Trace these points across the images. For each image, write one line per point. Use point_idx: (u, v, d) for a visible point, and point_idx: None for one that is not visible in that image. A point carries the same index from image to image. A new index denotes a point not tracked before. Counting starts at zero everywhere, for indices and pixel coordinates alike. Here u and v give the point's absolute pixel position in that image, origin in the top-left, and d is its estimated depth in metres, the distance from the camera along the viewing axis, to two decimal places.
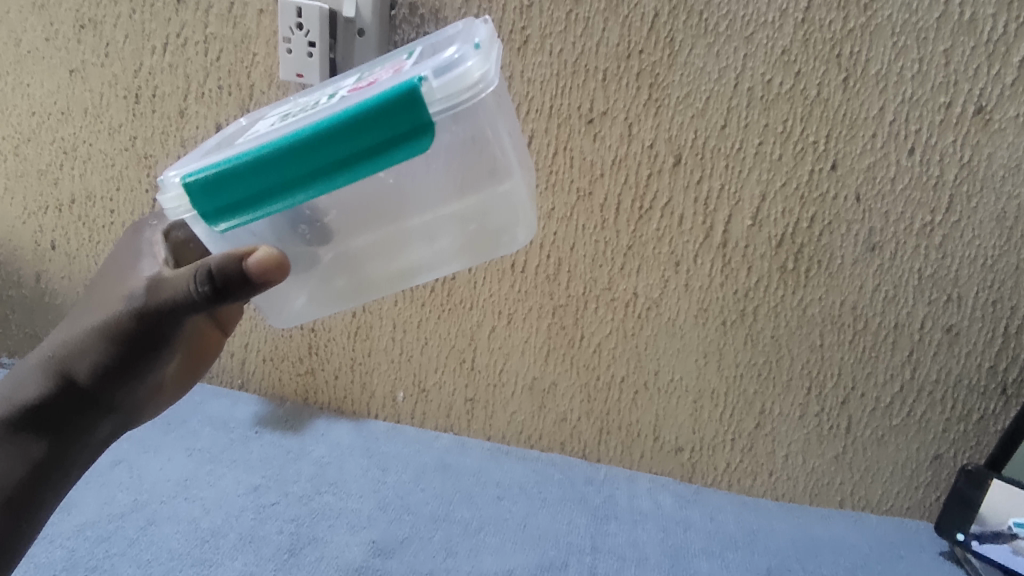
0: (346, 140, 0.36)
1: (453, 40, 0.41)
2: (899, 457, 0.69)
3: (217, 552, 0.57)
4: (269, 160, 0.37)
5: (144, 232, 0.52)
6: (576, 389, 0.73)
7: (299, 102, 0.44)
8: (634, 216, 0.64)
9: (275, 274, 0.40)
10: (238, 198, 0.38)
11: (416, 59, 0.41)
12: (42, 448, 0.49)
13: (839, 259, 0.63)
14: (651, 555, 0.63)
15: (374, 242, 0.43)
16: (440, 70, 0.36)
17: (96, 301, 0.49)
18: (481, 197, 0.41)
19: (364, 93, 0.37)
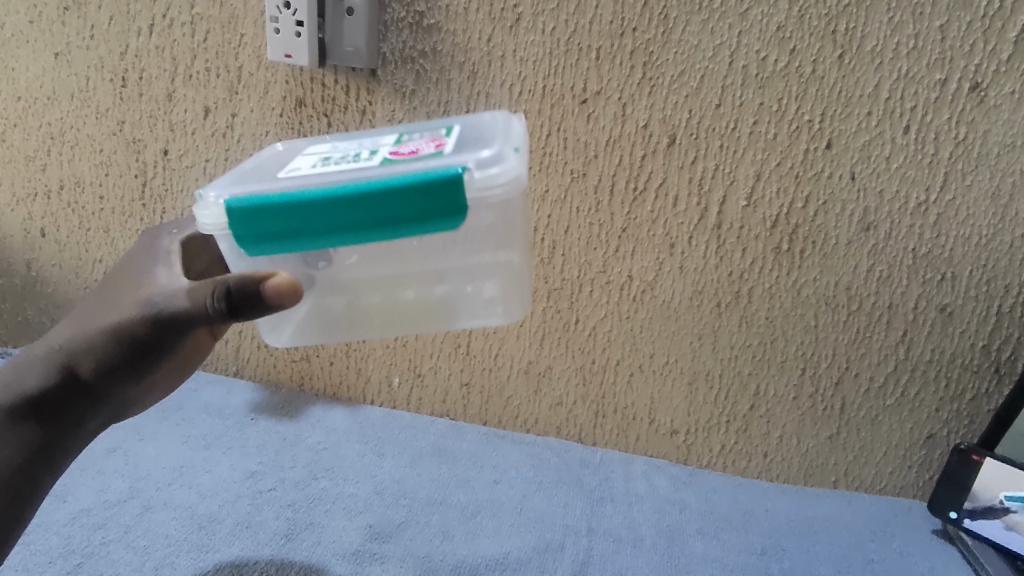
0: (384, 206, 0.39)
1: (495, 133, 0.45)
2: (892, 437, 0.69)
3: (214, 537, 0.57)
4: (309, 207, 0.39)
5: (161, 240, 0.52)
6: (572, 372, 0.73)
7: (336, 147, 0.46)
8: (628, 198, 0.64)
9: (290, 300, 0.40)
10: (271, 232, 0.40)
11: (457, 140, 0.45)
12: (35, 438, 0.49)
13: (833, 239, 0.63)
14: (647, 536, 0.63)
15: (377, 287, 0.44)
16: (484, 163, 0.40)
17: (104, 303, 0.50)
18: (487, 267, 0.44)
19: (410, 165, 0.40)
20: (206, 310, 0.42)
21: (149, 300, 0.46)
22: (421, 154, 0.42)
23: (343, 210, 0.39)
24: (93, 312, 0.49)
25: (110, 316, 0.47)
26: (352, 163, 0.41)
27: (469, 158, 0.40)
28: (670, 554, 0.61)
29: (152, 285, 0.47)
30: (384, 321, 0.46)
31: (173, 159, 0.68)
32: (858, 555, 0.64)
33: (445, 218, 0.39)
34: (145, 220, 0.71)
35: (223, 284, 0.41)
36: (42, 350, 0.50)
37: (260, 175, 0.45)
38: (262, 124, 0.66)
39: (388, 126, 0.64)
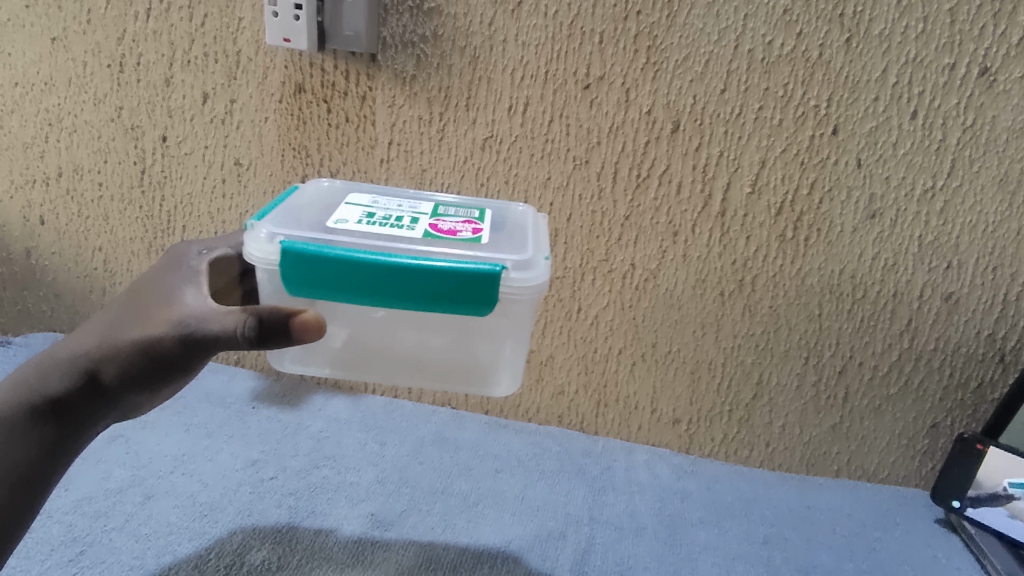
0: (423, 282, 0.43)
1: (529, 233, 0.50)
2: (896, 426, 0.70)
3: (216, 525, 0.56)
4: (357, 270, 0.43)
5: (188, 259, 0.53)
6: (574, 361, 0.72)
7: (380, 204, 0.50)
8: (632, 185, 0.63)
9: (313, 337, 0.42)
10: (316, 280, 0.43)
11: (493, 232, 0.49)
12: (44, 441, 0.47)
13: (839, 227, 0.62)
14: (649, 525, 0.63)
15: (389, 337, 0.47)
16: (521, 265, 0.44)
17: (125, 313, 0.49)
18: (494, 339, 0.47)
19: (454, 251, 0.44)
20: (232, 336, 0.43)
21: (174, 317, 0.46)
22: (459, 238, 0.46)
23: (387, 279, 0.43)
24: (112, 322, 0.49)
25: (130, 328, 0.47)
26: (397, 231, 0.46)
27: (508, 258, 0.45)
28: (672, 543, 0.61)
29: (177, 302, 0.47)
30: (385, 366, 0.48)
31: (172, 145, 0.68)
32: (860, 543, 0.64)
33: (473, 306, 0.44)
34: (145, 207, 0.71)
35: (254, 314, 0.42)
36: (59, 352, 0.50)
37: (308, 217, 0.48)
38: (261, 110, 0.65)
39: (388, 112, 0.64)
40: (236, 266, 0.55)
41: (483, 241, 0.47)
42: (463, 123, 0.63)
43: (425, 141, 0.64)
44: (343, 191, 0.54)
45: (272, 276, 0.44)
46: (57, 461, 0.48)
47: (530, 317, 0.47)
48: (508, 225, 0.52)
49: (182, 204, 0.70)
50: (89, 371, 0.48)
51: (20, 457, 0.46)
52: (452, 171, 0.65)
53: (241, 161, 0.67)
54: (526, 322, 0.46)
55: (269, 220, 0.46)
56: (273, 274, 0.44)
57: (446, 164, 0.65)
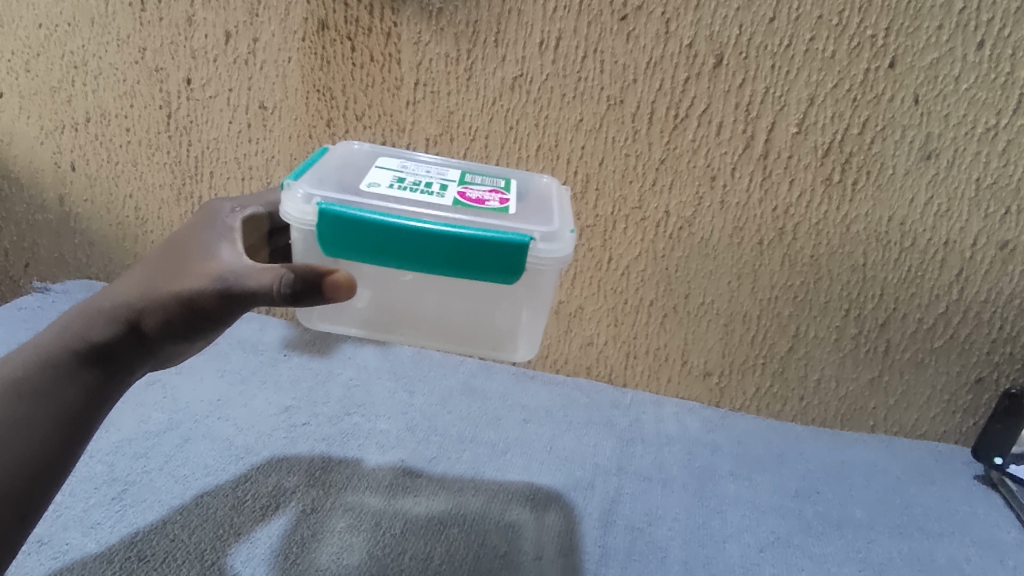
0: (453, 250, 0.42)
1: (553, 204, 0.49)
2: (938, 381, 0.68)
3: (252, 467, 0.57)
4: (389, 235, 0.42)
5: (221, 215, 0.52)
6: (603, 312, 0.71)
7: (409, 168, 0.49)
8: (669, 126, 0.61)
9: (343, 297, 0.41)
10: (349, 242, 0.43)
11: (520, 202, 0.49)
12: (89, 386, 0.47)
13: (890, 168, 0.59)
14: (678, 476, 0.63)
15: (412, 301, 0.46)
16: (548, 236, 0.44)
17: (162, 267, 0.49)
18: (515, 308, 0.46)
19: (485, 220, 0.44)
20: (267, 293, 0.42)
21: (211, 273, 0.45)
22: (487, 207, 0.45)
23: (419, 244, 0.42)
24: (148, 276, 0.49)
25: (167, 282, 0.47)
26: (427, 198, 0.45)
27: (536, 229, 0.44)
28: (702, 495, 0.60)
29: (214, 257, 0.47)
30: (408, 329, 0.47)
31: (197, 88, 0.67)
32: (895, 498, 0.63)
33: (501, 273, 0.43)
34: (172, 152, 0.70)
35: (288, 270, 0.41)
36: (96, 302, 0.49)
37: (340, 178, 0.47)
38: (285, 49, 0.63)
39: (414, 50, 0.62)
40: (265, 225, 0.54)
41: (511, 211, 0.46)
42: (491, 61, 0.61)
43: (452, 81, 0.62)
44: (369, 153, 0.53)
45: (307, 237, 0.44)
46: (99, 407, 0.48)
47: (554, 284, 0.46)
48: (532, 195, 0.51)
49: (209, 149, 0.69)
50: (127, 322, 0.48)
51: (67, 401, 0.46)
52: (480, 113, 0.63)
53: (265, 105, 0.66)
54: (550, 288, 0.46)
55: (301, 180, 0.45)
56: (308, 234, 0.44)
57: (473, 106, 0.63)
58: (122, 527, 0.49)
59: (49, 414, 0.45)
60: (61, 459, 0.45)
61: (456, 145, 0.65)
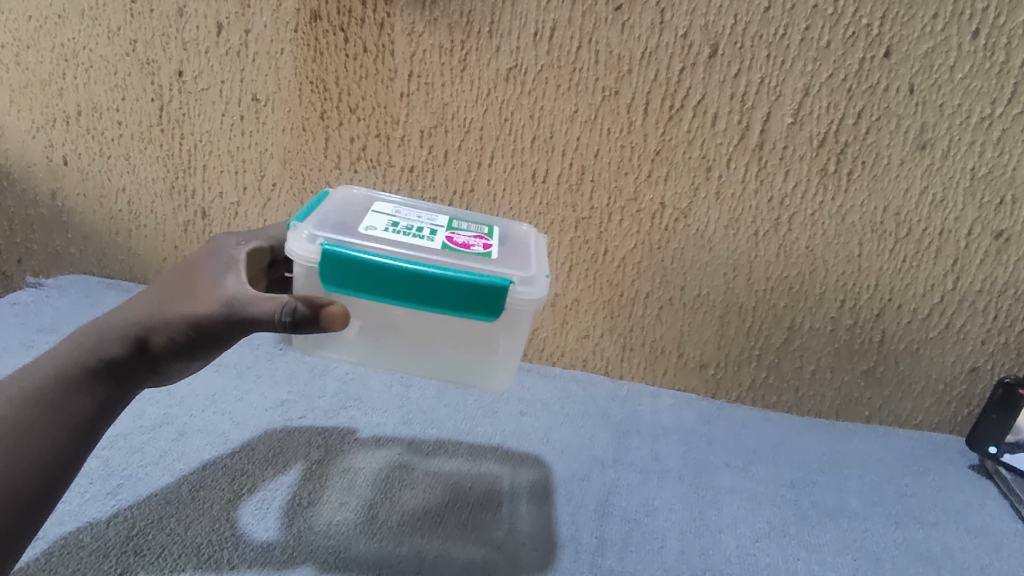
0: (438, 291, 0.45)
1: (531, 251, 0.52)
2: (933, 371, 0.68)
3: (249, 461, 0.57)
4: (380, 274, 0.45)
5: (228, 247, 0.54)
6: (600, 305, 0.70)
7: (402, 213, 0.52)
8: (664, 117, 0.60)
9: (337, 327, 0.44)
10: (343, 280, 0.45)
11: (501, 248, 0.51)
12: (97, 399, 0.47)
13: (885, 159, 0.59)
14: (674, 467, 0.63)
15: (396, 333, 0.48)
16: (526, 280, 0.46)
17: (169, 293, 0.50)
18: (493, 345, 0.48)
19: (468, 264, 0.46)
20: (273, 321, 0.44)
21: (219, 299, 0.46)
22: (472, 252, 0.48)
23: (408, 283, 0.45)
24: (156, 301, 0.50)
25: (175, 306, 0.48)
26: (418, 241, 0.48)
27: (514, 273, 0.46)
28: (698, 486, 0.61)
29: (219, 284, 0.48)
30: (389, 359, 0.49)
31: (189, 80, 0.66)
32: (890, 488, 0.63)
33: (484, 312, 0.45)
34: (165, 145, 0.70)
35: (293, 300, 0.44)
36: (98, 322, 0.50)
37: (340, 219, 0.50)
38: (277, 41, 0.63)
39: (408, 41, 0.61)
40: (266, 256, 0.56)
41: (494, 255, 0.49)
42: (485, 52, 0.60)
43: (446, 72, 0.62)
44: (366, 195, 0.56)
45: (309, 273, 0.46)
46: (106, 419, 0.48)
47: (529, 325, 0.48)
48: (513, 242, 0.54)
49: (202, 142, 0.69)
50: (127, 342, 0.48)
51: (74, 409, 0.46)
52: (474, 105, 0.63)
53: (258, 97, 0.66)
54: (526, 328, 0.48)
55: (305, 221, 0.48)
56: (310, 270, 0.46)
57: (468, 97, 0.63)
58: (118, 522, 0.48)
59: (50, 410, 0.45)
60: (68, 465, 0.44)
61: (450, 137, 0.64)
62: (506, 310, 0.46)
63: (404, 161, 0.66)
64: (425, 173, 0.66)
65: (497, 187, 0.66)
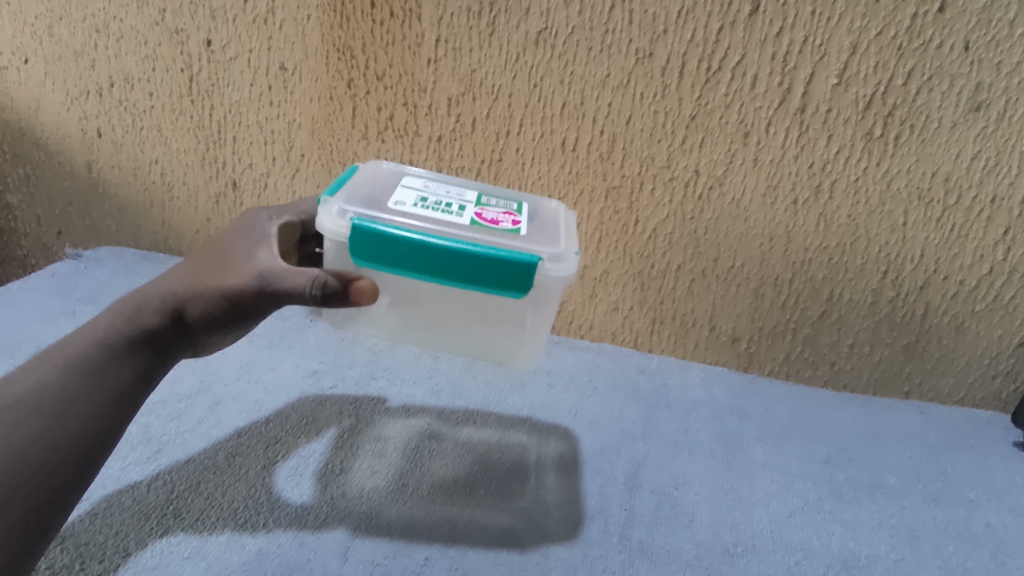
0: (466, 267, 0.44)
1: (561, 228, 0.51)
2: (978, 346, 0.66)
3: (282, 430, 0.57)
4: (409, 249, 0.44)
5: (260, 221, 0.54)
6: (630, 277, 0.69)
7: (431, 188, 0.52)
8: (701, 80, 0.58)
9: (365, 303, 0.44)
10: (372, 254, 0.45)
11: (529, 225, 0.51)
12: (136, 368, 0.47)
13: (935, 121, 0.56)
14: (705, 441, 0.62)
15: (423, 309, 0.48)
16: (555, 257, 0.45)
17: (203, 266, 0.50)
18: (520, 322, 0.48)
19: (496, 240, 0.46)
20: (304, 295, 0.44)
21: (252, 273, 0.47)
22: (500, 228, 0.48)
23: (436, 258, 0.44)
24: (191, 274, 0.50)
25: (209, 279, 0.48)
26: (447, 217, 0.47)
27: (544, 250, 0.46)
28: (730, 460, 0.60)
29: (251, 258, 0.49)
30: (417, 334, 0.49)
31: (217, 50, 0.66)
32: (929, 465, 0.61)
33: (512, 289, 0.45)
34: (195, 117, 0.70)
35: (324, 274, 0.44)
36: (136, 292, 0.51)
37: (369, 194, 0.50)
38: (304, 7, 0.62)
39: (436, 4, 0.60)
40: (297, 230, 0.56)
41: (523, 232, 0.48)
42: (515, 14, 0.59)
43: (474, 37, 0.60)
44: (393, 172, 0.56)
45: (339, 248, 0.46)
46: (145, 387, 0.48)
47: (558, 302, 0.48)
48: (542, 219, 0.53)
49: (231, 113, 0.69)
50: (163, 313, 0.49)
51: (115, 377, 0.46)
52: (503, 70, 0.61)
53: (286, 66, 0.65)
54: (555, 305, 0.47)
55: (334, 196, 0.48)
56: (340, 246, 0.46)
57: (496, 63, 0.61)
58: (158, 486, 0.50)
59: (91, 377, 0.45)
60: (111, 431, 0.45)
61: (478, 105, 0.63)
62: (534, 287, 0.46)
63: (431, 130, 0.65)
64: (453, 142, 0.65)
65: (525, 156, 0.65)
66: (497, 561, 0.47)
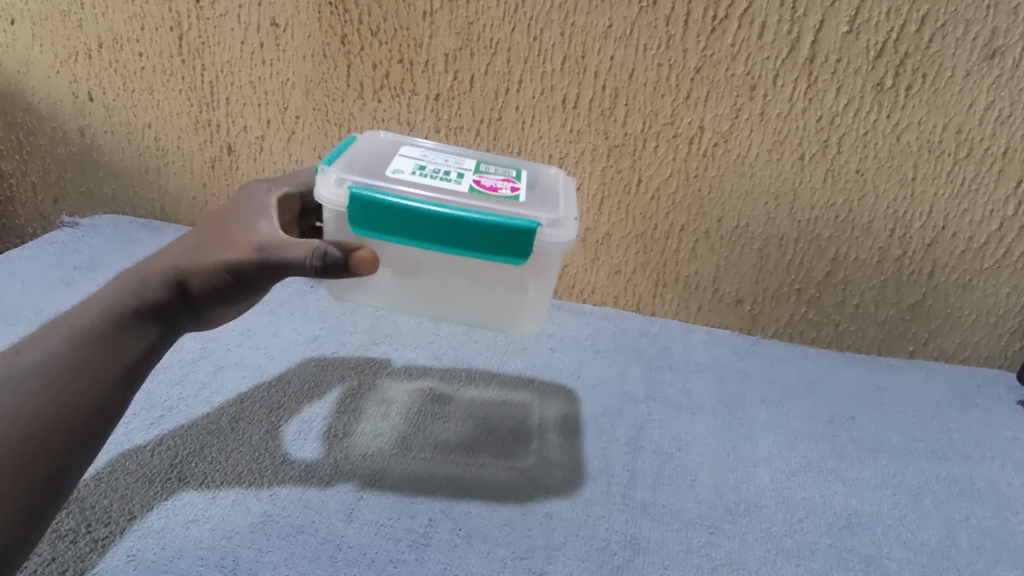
0: (465, 234, 0.44)
1: (560, 193, 0.50)
2: (985, 304, 0.65)
3: (284, 396, 0.57)
4: (407, 218, 0.43)
5: (261, 193, 0.53)
6: (632, 239, 0.68)
7: (429, 156, 0.51)
8: (706, 29, 0.56)
9: (366, 273, 0.44)
10: (369, 223, 0.44)
11: (529, 190, 0.50)
12: (141, 340, 0.47)
13: (948, 71, 0.55)
14: (708, 403, 0.62)
15: (422, 279, 0.47)
16: (554, 223, 0.45)
17: (205, 237, 0.49)
18: (522, 287, 0.47)
19: (495, 207, 0.45)
20: (306, 266, 0.43)
21: (254, 245, 0.46)
22: (499, 195, 0.47)
23: (433, 226, 0.43)
24: (192, 244, 0.49)
25: (211, 250, 0.47)
26: (446, 184, 0.46)
27: (542, 215, 0.45)
28: (732, 421, 0.60)
29: (253, 230, 0.47)
30: (418, 303, 0.48)
31: (207, 6, 0.65)
32: (933, 424, 0.61)
33: (511, 255, 0.44)
34: (187, 78, 0.69)
35: (325, 245, 0.43)
36: (138, 263, 0.49)
37: (365, 162, 0.49)
38: None
39: None
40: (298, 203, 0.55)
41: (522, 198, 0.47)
42: None
43: None
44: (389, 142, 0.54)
45: (338, 218, 0.45)
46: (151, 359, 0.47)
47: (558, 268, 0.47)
48: (541, 185, 0.52)
49: (223, 73, 0.68)
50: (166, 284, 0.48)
51: (119, 349, 0.45)
52: (502, 23, 0.60)
53: (278, 22, 0.64)
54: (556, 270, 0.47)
55: (331, 164, 0.47)
56: (338, 216, 0.45)
57: (494, 15, 0.59)
58: (161, 451, 0.50)
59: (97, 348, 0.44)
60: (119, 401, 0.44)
61: (476, 61, 0.62)
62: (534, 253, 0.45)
63: (428, 89, 0.64)
64: (451, 100, 0.64)
65: (525, 115, 0.63)
66: (500, 521, 0.47)
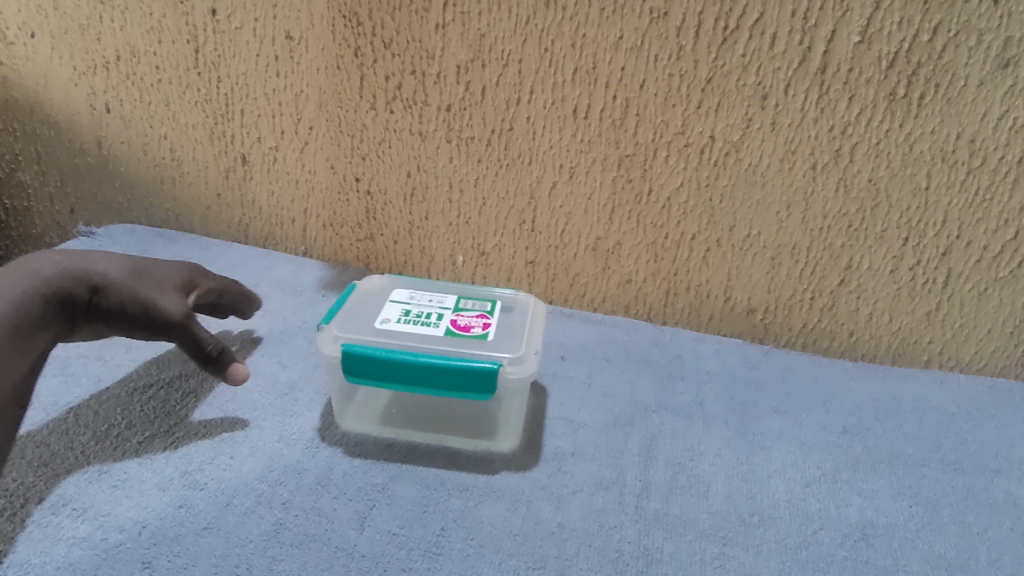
0: (441, 375, 0.51)
1: (526, 327, 0.56)
2: (1000, 313, 0.64)
3: (297, 404, 0.57)
4: (392, 365, 0.51)
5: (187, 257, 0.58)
6: (643, 248, 0.68)
7: (417, 298, 0.59)
8: (717, 40, 0.57)
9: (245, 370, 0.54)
10: (359, 370, 0.52)
11: (499, 321, 0.57)
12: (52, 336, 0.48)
13: (961, 80, 0.55)
14: (720, 412, 0.61)
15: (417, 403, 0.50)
16: (516, 361, 0.52)
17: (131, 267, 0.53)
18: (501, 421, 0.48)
19: (467, 353, 0.52)
20: None
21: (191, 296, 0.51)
22: (471, 333, 0.55)
23: (414, 370, 0.51)
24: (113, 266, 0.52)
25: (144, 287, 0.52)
26: (425, 328, 0.55)
27: (506, 356, 0.52)
28: (745, 431, 0.59)
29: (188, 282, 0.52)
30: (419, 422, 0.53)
31: (222, 19, 0.65)
32: (949, 435, 0.60)
33: (480, 391, 0.52)
34: (203, 90, 0.70)
35: None
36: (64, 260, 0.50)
37: (363, 312, 0.57)
38: None
39: None
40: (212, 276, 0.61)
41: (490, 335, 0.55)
42: None
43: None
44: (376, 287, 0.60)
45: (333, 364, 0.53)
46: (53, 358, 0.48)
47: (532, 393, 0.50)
48: (514, 312, 0.59)
49: (238, 85, 0.68)
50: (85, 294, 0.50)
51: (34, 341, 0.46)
52: (513, 34, 0.60)
53: (292, 35, 0.64)
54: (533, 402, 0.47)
55: (323, 332, 0.54)
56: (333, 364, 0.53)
57: (506, 27, 0.60)
58: (176, 458, 0.50)
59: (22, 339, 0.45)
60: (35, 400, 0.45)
61: (488, 72, 0.62)
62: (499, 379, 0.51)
63: (440, 100, 0.64)
64: (462, 111, 0.64)
65: (536, 125, 0.64)
66: (513, 531, 0.47)
